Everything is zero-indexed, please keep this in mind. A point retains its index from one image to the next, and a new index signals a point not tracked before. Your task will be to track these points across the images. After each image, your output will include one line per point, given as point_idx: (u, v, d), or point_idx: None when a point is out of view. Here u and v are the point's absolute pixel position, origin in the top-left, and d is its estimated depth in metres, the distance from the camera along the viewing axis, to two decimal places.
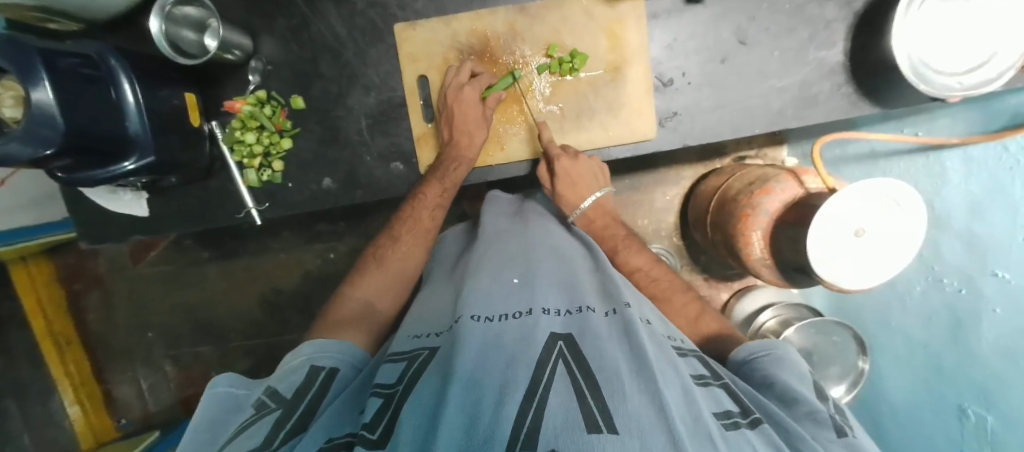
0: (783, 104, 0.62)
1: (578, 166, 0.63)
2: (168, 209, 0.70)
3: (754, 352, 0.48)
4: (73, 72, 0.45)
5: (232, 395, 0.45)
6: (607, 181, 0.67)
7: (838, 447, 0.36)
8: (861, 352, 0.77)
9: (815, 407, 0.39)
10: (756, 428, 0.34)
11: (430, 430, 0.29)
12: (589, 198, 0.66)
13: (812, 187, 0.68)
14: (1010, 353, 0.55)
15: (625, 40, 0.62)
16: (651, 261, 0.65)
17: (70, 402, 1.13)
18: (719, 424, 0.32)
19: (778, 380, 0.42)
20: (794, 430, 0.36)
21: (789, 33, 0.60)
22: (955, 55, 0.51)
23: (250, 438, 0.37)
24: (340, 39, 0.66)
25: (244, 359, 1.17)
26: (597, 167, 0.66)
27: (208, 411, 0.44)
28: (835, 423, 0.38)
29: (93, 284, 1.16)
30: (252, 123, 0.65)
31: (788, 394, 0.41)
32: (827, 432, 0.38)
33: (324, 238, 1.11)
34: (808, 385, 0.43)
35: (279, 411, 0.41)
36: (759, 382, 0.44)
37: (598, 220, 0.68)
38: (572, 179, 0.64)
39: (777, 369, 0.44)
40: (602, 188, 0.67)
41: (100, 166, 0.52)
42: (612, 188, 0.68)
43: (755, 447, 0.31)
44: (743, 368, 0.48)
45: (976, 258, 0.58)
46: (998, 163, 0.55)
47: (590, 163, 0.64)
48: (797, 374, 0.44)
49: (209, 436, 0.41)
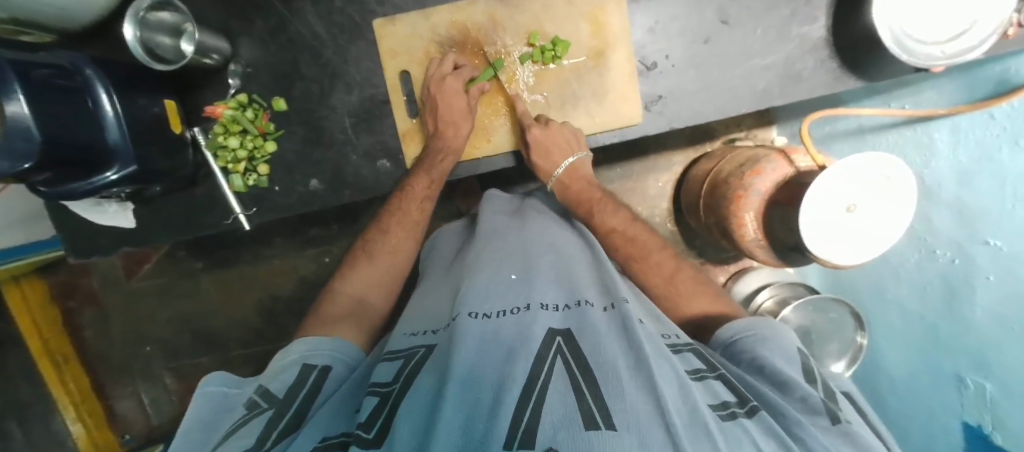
0: (768, 82, 0.61)
1: (550, 134, 0.62)
2: (154, 219, 0.69)
3: (739, 333, 0.48)
4: (46, 83, 0.44)
5: (225, 395, 0.45)
6: (582, 146, 0.64)
7: (836, 436, 0.36)
8: (858, 326, 0.77)
9: (808, 392, 0.39)
10: (754, 418, 0.34)
11: (427, 431, 0.28)
12: (563, 165, 0.64)
13: (801, 165, 0.67)
14: (1004, 320, 0.55)
15: (607, 25, 0.61)
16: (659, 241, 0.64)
17: (71, 419, 1.12)
18: (716, 416, 0.32)
19: (767, 363, 0.42)
20: (790, 414, 0.36)
21: (771, 10, 0.60)
22: (934, 26, 0.50)
23: (243, 437, 0.37)
24: (320, 38, 0.65)
25: (243, 367, 1.17)
26: (571, 133, 0.63)
27: (199, 412, 0.44)
28: (829, 409, 0.38)
29: (88, 300, 1.15)
30: (234, 127, 0.64)
31: (779, 377, 0.41)
32: (821, 419, 0.37)
33: (318, 242, 1.10)
34: (796, 367, 0.43)
35: (270, 411, 0.41)
36: (748, 366, 0.44)
37: (588, 203, 0.67)
38: (544, 149, 0.62)
39: (763, 350, 0.44)
40: (577, 153, 0.64)
41: (81, 178, 0.51)
42: (589, 153, 0.65)
43: (753, 437, 0.31)
44: (728, 351, 0.48)
45: (965, 227, 0.59)
46: (986, 133, 0.55)
47: (561, 130, 0.62)
48: (784, 355, 0.44)
49: (202, 437, 0.41)
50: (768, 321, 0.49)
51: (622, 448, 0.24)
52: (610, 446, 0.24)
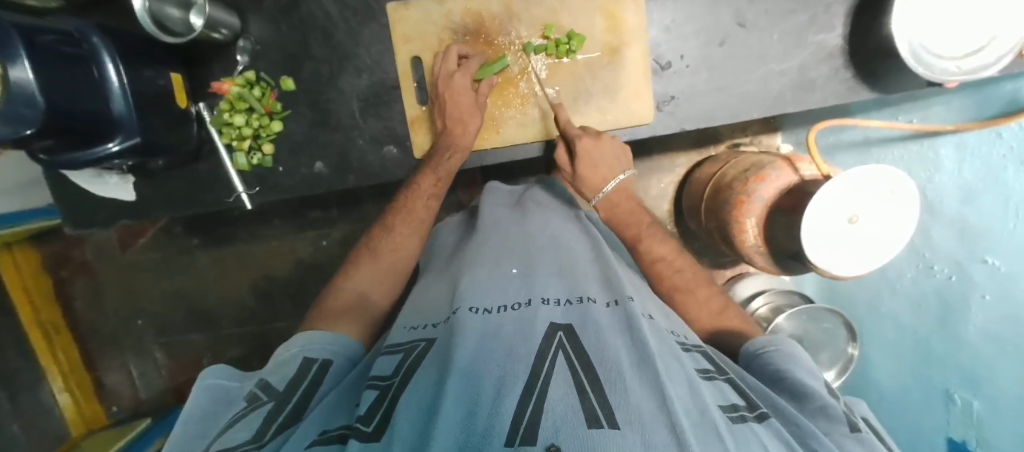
0: (781, 88, 0.61)
1: (600, 145, 0.62)
2: (154, 193, 0.69)
3: (763, 346, 0.48)
4: (52, 49, 0.43)
5: (223, 387, 0.45)
6: (629, 163, 0.65)
7: (853, 442, 0.37)
8: (851, 338, 0.79)
9: (828, 402, 0.40)
10: (764, 423, 0.34)
11: (427, 426, 0.28)
12: (612, 181, 0.64)
13: (806, 173, 0.68)
14: (998, 340, 0.57)
15: (623, 21, 0.61)
16: (668, 249, 0.64)
17: (59, 389, 1.11)
18: (726, 418, 0.32)
19: (791, 374, 0.43)
20: (804, 425, 0.37)
21: (788, 16, 0.59)
22: (953, 41, 0.50)
23: (242, 430, 0.37)
24: (331, 18, 0.64)
25: (236, 346, 1.17)
26: (619, 148, 0.64)
27: (198, 403, 0.44)
28: (849, 419, 0.39)
29: (82, 271, 1.14)
30: (240, 104, 0.64)
31: (803, 388, 0.42)
32: (840, 426, 0.38)
33: (317, 225, 1.10)
34: (818, 380, 0.44)
35: (270, 405, 0.41)
36: (770, 376, 0.45)
37: (620, 205, 0.67)
38: (593, 160, 0.62)
39: (786, 362, 0.45)
40: (626, 170, 0.65)
41: (83, 147, 0.50)
42: (634, 170, 0.66)
43: (762, 440, 0.31)
44: (753, 363, 0.48)
45: (966, 244, 0.59)
46: (992, 152, 0.56)
47: (612, 143, 0.63)
48: (807, 369, 0.45)
49: (201, 430, 0.41)
50: (787, 338, 0.50)
51: (624, 447, 0.24)
52: (614, 445, 0.24)
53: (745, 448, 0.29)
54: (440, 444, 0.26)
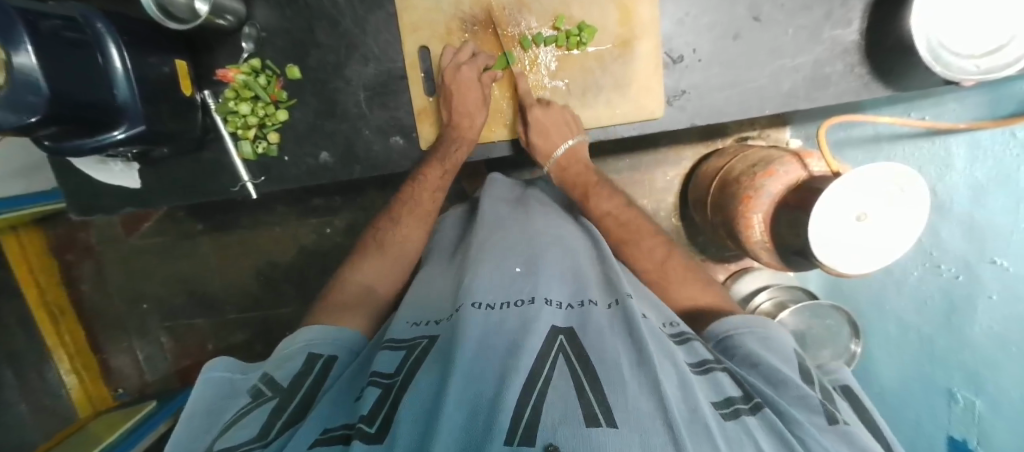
0: (794, 85, 0.60)
1: (550, 114, 0.62)
2: (158, 181, 0.68)
3: (732, 330, 0.48)
4: (56, 35, 0.42)
5: (228, 380, 0.46)
6: (579, 130, 0.64)
7: (832, 435, 0.36)
8: (853, 335, 0.78)
9: (805, 392, 0.39)
10: (758, 414, 0.34)
11: (429, 428, 0.28)
12: (561, 147, 0.63)
13: (815, 170, 0.67)
14: (1003, 340, 0.56)
15: (636, 14, 0.60)
16: (658, 242, 0.62)
17: (66, 371, 1.14)
18: (718, 416, 0.32)
19: (763, 360, 0.43)
20: (792, 413, 0.36)
21: (805, 10, 0.58)
22: (974, 39, 0.49)
23: (245, 427, 0.37)
24: (338, 5, 0.63)
25: (241, 331, 1.18)
26: (569, 116, 0.63)
27: (204, 395, 0.45)
28: (827, 410, 0.38)
29: (87, 255, 1.15)
30: (246, 93, 0.63)
31: (776, 376, 0.41)
32: (820, 418, 0.38)
33: (320, 213, 1.10)
34: (793, 366, 0.44)
35: (275, 402, 0.41)
36: (743, 362, 0.44)
37: (571, 169, 0.66)
38: (543, 128, 0.62)
39: (758, 348, 0.45)
40: (575, 137, 0.63)
41: (88, 135, 0.50)
42: (587, 137, 0.65)
43: (755, 437, 0.31)
44: (724, 348, 0.48)
45: (973, 243, 0.59)
46: (1003, 151, 0.55)
47: (561, 111, 0.62)
48: (781, 355, 0.45)
49: (208, 422, 0.42)
50: (764, 320, 0.50)
51: (622, 446, 0.24)
52: (612, 444, 0.24)
53: (737, 447, 0.29)
54: (442, 447, 0.26)
